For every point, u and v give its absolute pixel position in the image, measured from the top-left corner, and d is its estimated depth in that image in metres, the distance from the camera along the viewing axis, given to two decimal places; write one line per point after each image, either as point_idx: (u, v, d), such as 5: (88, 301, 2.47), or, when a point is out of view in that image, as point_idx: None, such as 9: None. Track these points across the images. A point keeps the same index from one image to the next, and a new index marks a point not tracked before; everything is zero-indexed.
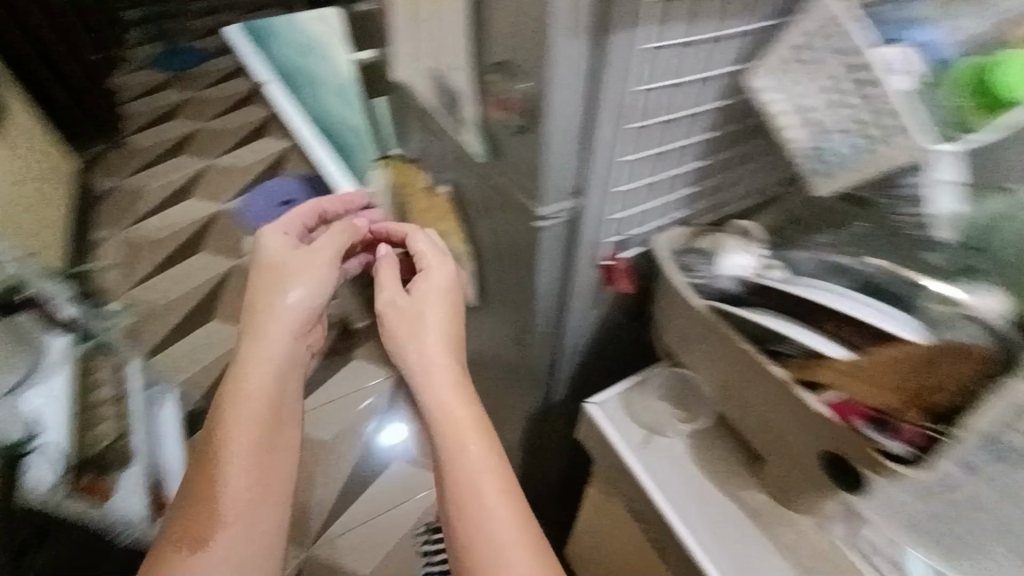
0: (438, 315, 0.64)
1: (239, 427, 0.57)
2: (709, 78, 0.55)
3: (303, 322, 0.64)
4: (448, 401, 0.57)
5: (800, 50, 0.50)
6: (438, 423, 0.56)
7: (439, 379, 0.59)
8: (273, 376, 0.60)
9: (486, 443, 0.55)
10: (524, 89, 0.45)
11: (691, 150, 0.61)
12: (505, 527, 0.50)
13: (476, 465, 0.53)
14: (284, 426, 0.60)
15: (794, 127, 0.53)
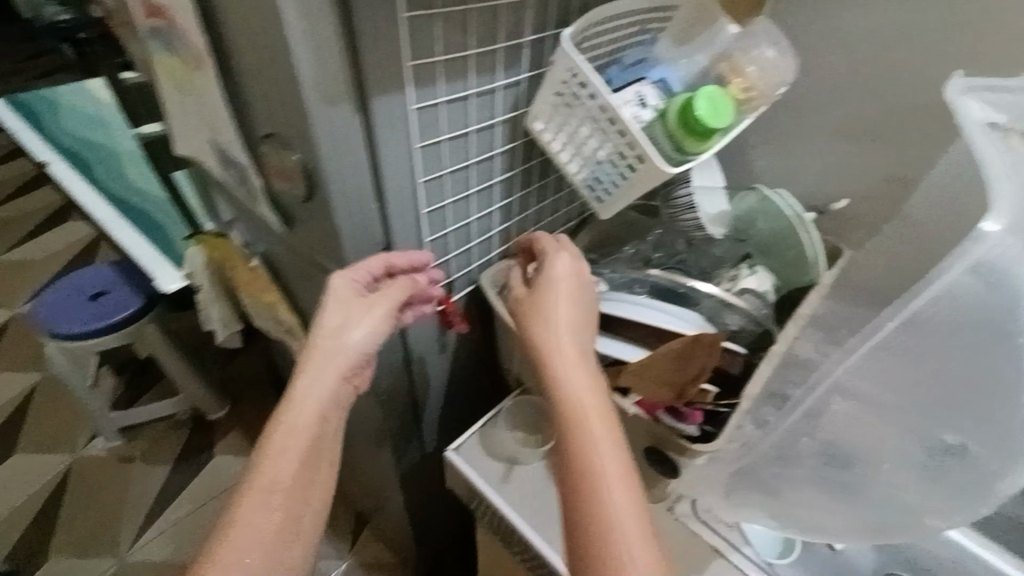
0: (569, 309, 0.49)
1: (277, 466, 0.46)
2: (496, 124, 0.56)
3: (352, 368, 0.51)
4: (579, 386, 0.45)
5: (563, 95, 0.53)
6: (564, 404, 0.44)
7: (575, 362, 0.46)
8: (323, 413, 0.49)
9: (612, 419, 0.43)
10: (297, 157, 0.46)
11: (495, 191, 0.62)
12: (622, 505, 0.38)
13: (600, 445, 0.41)
14: (313, 462, 0.48)
15: (574, 162, 0.56)
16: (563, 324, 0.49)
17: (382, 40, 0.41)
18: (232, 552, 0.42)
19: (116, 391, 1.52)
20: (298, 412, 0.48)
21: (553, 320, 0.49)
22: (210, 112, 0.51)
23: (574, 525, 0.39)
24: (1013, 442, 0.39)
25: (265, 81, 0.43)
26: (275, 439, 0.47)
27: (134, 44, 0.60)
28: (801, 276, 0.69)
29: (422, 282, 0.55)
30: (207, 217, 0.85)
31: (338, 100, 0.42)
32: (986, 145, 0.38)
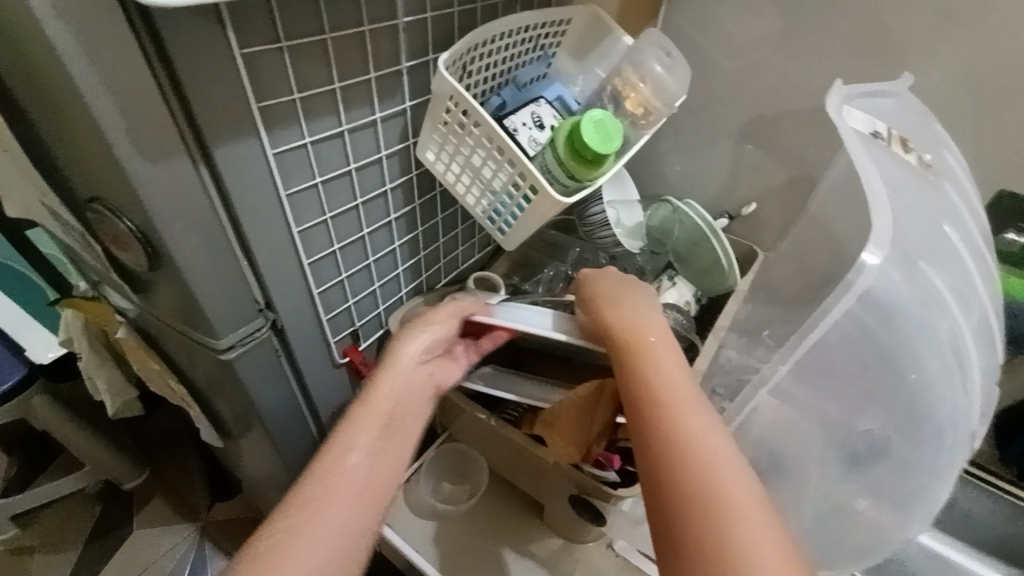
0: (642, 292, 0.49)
1: (350, 460, 0.39)
2: (384, 158, 0.51)
3: (423, 356, 0.47)
4: (640, 330, 0.43)
5: (449, 124, 0.49)
6: (624, 343, 0.42)
7: (637, 312, 0.44)
8: (404, 393, 0.44)
9: (677, 358, 0.41)
10: (133, 224, 0.39)
11: (394, 228, 0.57)
12: (701, 435, 0.36)
13: (675, 383, 0.39)
14: (401, 442, 0.42)
15: (471, 193, 0.52)
16: (614, 292, 0.47)
17: (214, 86, 0.35)
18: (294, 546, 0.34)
19: (7, 473, 1.33)
20: (374, 398, 0.42)
21: (604, 294, 0.47)
22: (29, 171, 0.43)
23: (649, 463, 0.36)
24: (932, 451, 0.39)
25: (75, 139, 0.36)
26: (345, 423, 0.41)
27: None
28: (717, 285, 0.67)
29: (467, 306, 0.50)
30: (75, 276, 0.74)
31: (167, 156, 0.36)
32: (864, 156, 0.37)
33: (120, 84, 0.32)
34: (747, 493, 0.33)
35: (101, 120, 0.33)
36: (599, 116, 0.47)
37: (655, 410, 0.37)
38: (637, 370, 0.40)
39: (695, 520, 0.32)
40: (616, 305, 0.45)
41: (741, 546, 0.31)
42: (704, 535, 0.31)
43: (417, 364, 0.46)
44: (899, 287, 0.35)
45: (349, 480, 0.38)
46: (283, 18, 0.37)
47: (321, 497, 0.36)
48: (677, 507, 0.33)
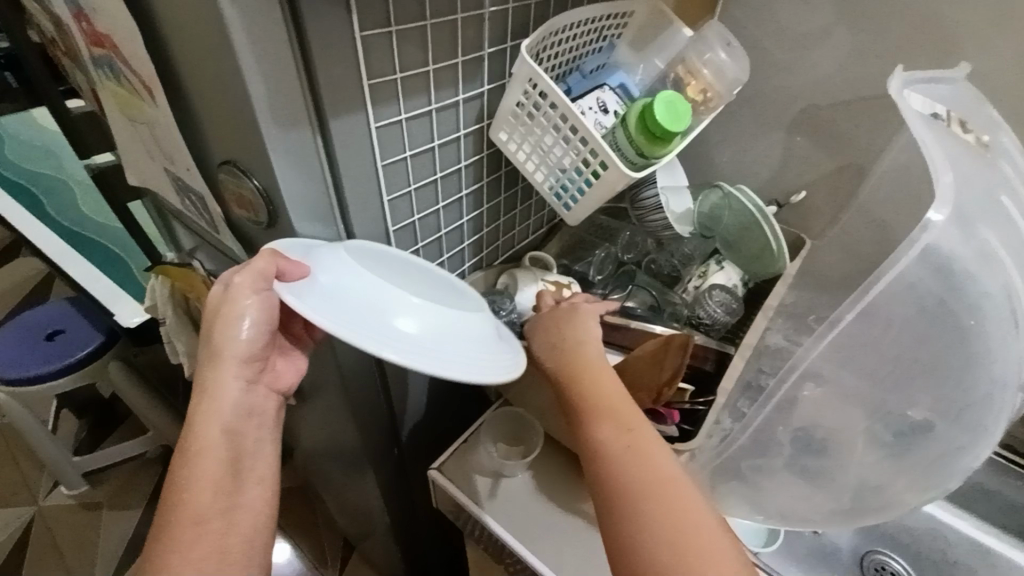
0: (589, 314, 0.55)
1: (201, 520, 0.42)
2: (461, 136, 0.56)
3: (249, 362, 0.48)
4: (575, 349, 0.51)
5: (524, 105, 0.53)
6: (566, 363, 0.50)
7: (575, 336, 0.52)
8: (234, 423, 0.47)
9: (607, 369, 0.49)
10: (257, 184, 0.46)
11: (464, 204, 0.62)
12: (623, 433, 0.43)
13: (604, 393, 0.46)
14: (246, 482, 0.45)
15: (539, 170, 0.56)
16: (555, 317, 0.56)
17: (336, 63, 0.41)
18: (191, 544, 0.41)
19: (78, 434, 1.44)
20: (203, 449, 0.45)
21: (548, 319, 0.56)
22: (165, 140, 0.50)
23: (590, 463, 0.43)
24: (986, 403, 0.41)
25: (221, 108, 0.42)
26: (180, 488, 0.43)
27: (78, 73, 0.57)
28: (766, 268, 0.69)
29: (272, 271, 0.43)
30: (169, 246, 0.82)
31: (295, 123, 0.42)
32: (928, 136, 0.40)
33: (268, 59, 0.38)
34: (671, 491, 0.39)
35: (250, 89, 0.39)
36: (667, 99, 0.50)
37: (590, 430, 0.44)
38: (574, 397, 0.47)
39: (625, 503, 0.39)
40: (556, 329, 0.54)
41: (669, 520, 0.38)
42: (635, 513, 0.38)
43: (249, 385, 0.49)
44: (962, 251, 0.38)
45: (206, 537, 0.41)
46: (394, 6, 0.42)
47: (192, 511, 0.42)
48: (618, 497, 0.40)
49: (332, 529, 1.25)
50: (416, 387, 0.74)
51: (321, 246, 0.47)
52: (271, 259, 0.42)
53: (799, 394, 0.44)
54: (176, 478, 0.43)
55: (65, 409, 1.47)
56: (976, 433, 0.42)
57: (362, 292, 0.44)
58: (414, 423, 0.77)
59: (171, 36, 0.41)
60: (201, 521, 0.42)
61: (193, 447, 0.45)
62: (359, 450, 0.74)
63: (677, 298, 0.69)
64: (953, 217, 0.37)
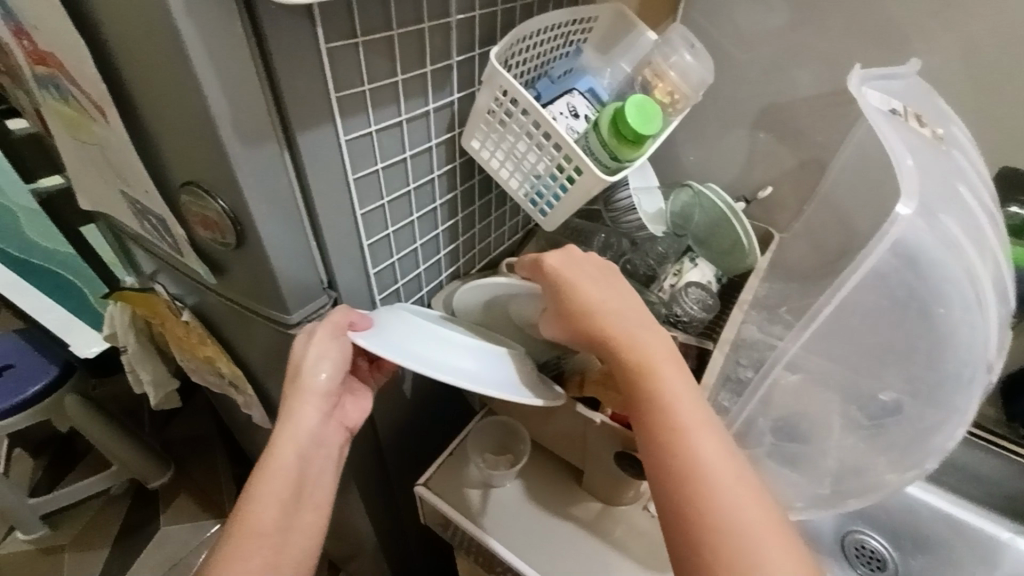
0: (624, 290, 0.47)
1: (265, 531, 0.45)
2: (433, 146, 0.55)
3: (329, 397, 0.50)
4: (638, 344, 0.43)
5: (495, 112, 0.52)
6: (632, 367, 0.43)
7: (637, 327, 0.44)
8: (305, 452, 0.49)
9: (681, 376, 0.43)
10: (224, 205, 0.44)
11: (439, 213, 0.61)
12: (695, 430, 0.40)
13: (675, 388, 0.42)
14: (303, 509, 0.48)
15: (514, 177, 0.56)
16: (592, 280, 0.47)
17: (301, 77, 0.40)
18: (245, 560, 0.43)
19: (34, 474, 1.35)
20: (274, 472, 0.46)
21: (579, 283, 0.46)
22: (120, 163, 0.48)
23: (653, 456, 0.40)
24: (953, 387, 0.42)
25: (181, 126, 0.40)
26: (252, 499, 0.46)
27: (18, 93, 0.54)
28: (737, 264, 0.71)
29: (343, 321, 0.47)
30: (127, 271, 0.78)
31: (261, 140, 0.41)
32: (889, 131, 0.42)
33: (229, 74, 0.37)
34: (754, 522, 0.37)
35: (212, 107, 0.37)
36: (638, 103, 0.51)
37: (677, 453, 0.39)
38: (654, 412, 0.41)
39: (717, 538, 0.36)
40: (596, 297, 0.45)
41: (738, 524, 0.37)
42: (718, 538, 0.36)
43: (323, 416, 0.50)
44: (929, 239, 0.39)
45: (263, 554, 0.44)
46: (360, 16, 0.41)
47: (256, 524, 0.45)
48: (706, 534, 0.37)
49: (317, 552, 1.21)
50: (401, 402, 0.72)
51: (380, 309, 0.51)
52: (347, 317, 0.47)
53: (780, 386, 0.45)
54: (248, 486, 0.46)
55: (18, 448, 1.38)
56: (947, 413, 0.43)
57: (425, 333, 0.47)
58: (399, 438, 0.76)
59: (123, 53, 0.39)
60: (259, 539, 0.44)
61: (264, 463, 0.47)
62: (343, 471, 0.72)
63: (654, 296, 0.70)
64: (917, 206, 0.38)
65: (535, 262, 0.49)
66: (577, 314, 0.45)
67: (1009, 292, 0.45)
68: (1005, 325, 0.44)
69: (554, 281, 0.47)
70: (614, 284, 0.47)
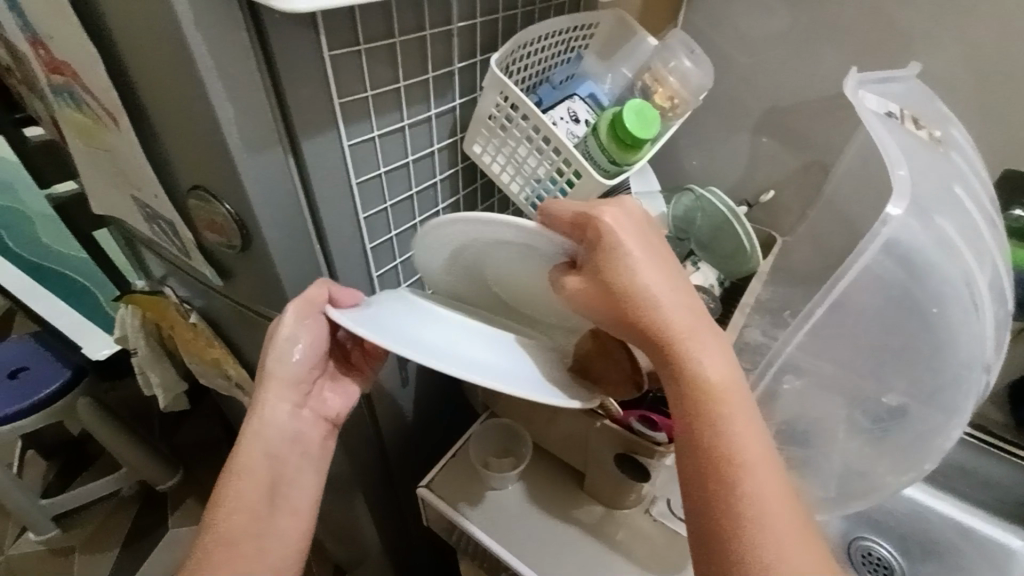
0: (680, 280, 0.41)
1: (241, 527, 0.46)
2: (435, 150, 0.55)
3: (300, 385, 0.51)
4: (695, 350, 0.38)
5: (496, 117, 0.53)
6: (690, 378, 0.38)
7: (697, 330, 0.39)
8: (277, 448, 0.50)
9: (739, 390, 0.38)
10: (231, 208, 0.45)
11: (441, 217, 0.61)
12: (742, 436, 0.37)
13: (734, 407, 0.38)
14: (281, 511, 0.48)
15: (515, 181, 0.57)
16: (645, 253, 0.40)
17: (305, 84, 0.41)
18: (223, 553, 0.44)
19: (46, 476, 1.37)
20: (248, 472, 0.48)
21: (633, 258, 0.40)
22: (131, 167, 0.49)
23: (703, 480, 0.37)
24: (951, 390, 0.42)
25: (190, 132, 0.42)
26: (225, 497, 0.47)
27: (34, 101, 0.56)
28: (741, 267, 0.70)
29: (322, 294, 0.48)
30: (138, 275, 0.79)
31: (266, 146, 0.42)
32: (884, 133, 0.42)
33: (235, 82, 0.38)
34: (806, 559, 0.34)
35: (220, 113, 0.39)
36: (637, 108, 0.52)
37: (733, 478, 0.36)
38: (710, 431, 0.37)
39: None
40: (649, 275, 0.39)
41: (781, 555, 0.34)
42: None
43: (295, 409, 0.51)
44: (923, 241, 0.39)
45: (241, 548, 0.45)
46: (363, 24, 0.42)
47: (230, 519, 0.46)
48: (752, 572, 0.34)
49: (323, 555, 1.21)
50: (405, 404, 0.73)
51: (382, 298, 0.47)
52: (326, 290, 0.48)
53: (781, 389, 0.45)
54: (221, 484, 0.48)
55: (31, 450, 1.40)
56: (945, 416, 0.43)
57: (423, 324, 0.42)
58: (403, 440, 0.77)
59: (135, 62, 0.40)
60: (232, 544, 0.45)
61: (237, 462, 0.48)
62: (348, 472, 0.73)
63: None
64: (910, 207, 0.38)
65: (579, 226, 0.42)
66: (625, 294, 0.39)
67: (1007, 292, 0.45)
68: (1003, 326, 0.44)
69: (604, 258, 0.40)
70: (671, 271, 0.41)
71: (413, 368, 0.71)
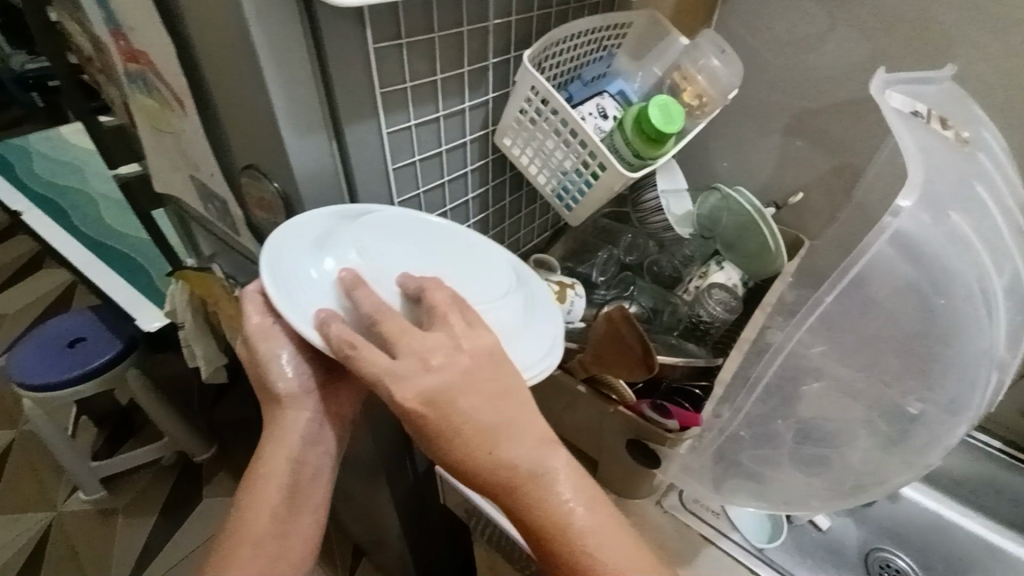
0: (512, 415, 0.40)
1: (257, 540, 0.47)
2: (467, 142, 0.58)
3: (306, 401, 0.53)
4: (544, 498, 0.39)
5: (526, 112, 0.55)
6: (546, 531, 0.39)
7: (542, 478, 0.39)
8: (299, 455, 0.52)
9: (603, 527, 0.39)
10: (279, 187, 0.49)
11: (470, 206, 0.64)
12: (623, 563, 0.38)
13: (599, 544, 0.38)
14: (303, 513, 0.51)
15: (542, 173, 0.59)
16: (464, 400, 0.40)
17: (350, 72, 0.44)
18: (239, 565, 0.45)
19: (95, 441, 1.47)
20: (271, 475, 0.50)
21: (451, 410, 0.39)
22: (191, 149, 0.54)
23: None
24: (959, 388, 0.44)
25: (245, 115, 0.46)
26: (248, 504, 0.49)
27: (111, 88, 0.62)
28: (766, 266, 0.70)
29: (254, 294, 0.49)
30: (190, 253, 0.86)
31: (312, 129, 0.46)
32: (907, 132, 0.42)
33: (288, 69, 0.42)
34: None
35: (273, 98, 0.43)
36: (664, 104, 0.53)
37: None
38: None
39: None
40: (475, 428, 0.39)
41: None
42: None
43: (315, 416, 0.53)
44: (935, 239, 0.40)
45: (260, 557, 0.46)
46: (405, 19, 0.45)
47: (245, 531, 0.47)
48: None
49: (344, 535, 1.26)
50: None
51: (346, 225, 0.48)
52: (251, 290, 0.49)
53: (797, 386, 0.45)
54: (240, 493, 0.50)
55: (83, 417, 1.50)
56: (951, 414, 0.45)
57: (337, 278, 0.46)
58: None
59: (203, 52, 0.44)
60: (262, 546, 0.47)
61: (259, 472, 0.50)
62: (372, 447, 0.76)
63: (679, 298, 0.72)
64: (926, 204, 0.39)
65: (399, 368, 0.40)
66: (462, 462, 0.39)
67: None
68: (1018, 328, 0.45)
69: (426, 414, 0.39)
70: (506, 411, 0.41)
71: None
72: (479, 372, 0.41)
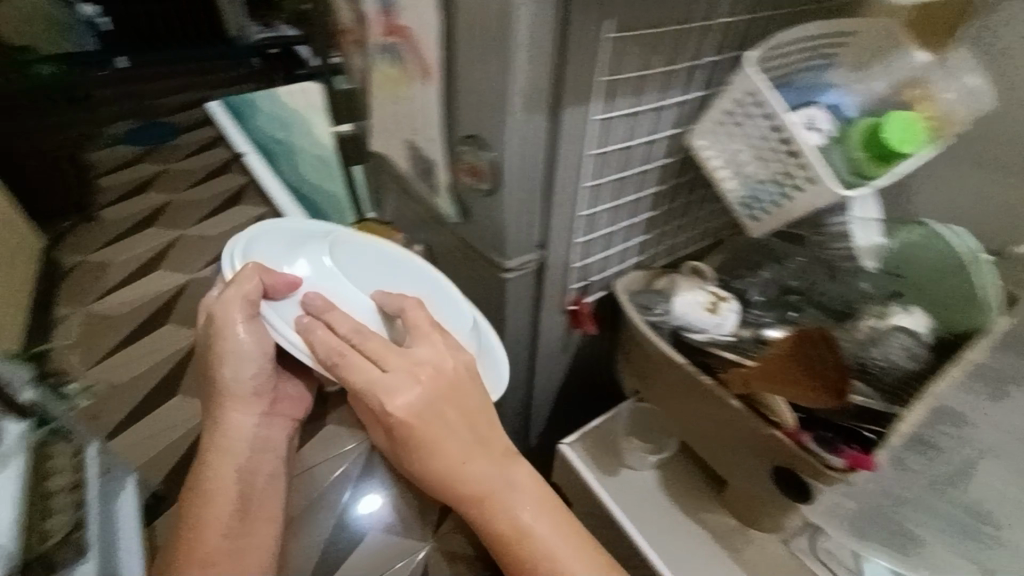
0: (472, 435, 0.55)
1: (207, 548, 0.56)
2: (660, 138, 0.60)
3: (259, 399, 0.63)
4: (498, 504, 0.54)
5: (731, 114, 0.55)
6: (507, 533, 0.54)
7: (507, 489, 0.55)
8: (245, 455, 0.61)
9: (547, 536, 0.54)
10: (491, 157, 0.55)
11: (644, 202, 0.66)
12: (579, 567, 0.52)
13: (551, 544, 0.53)
14: (255, 522, 0.59)
15: (731, 179, 0.58)
16: (443, 420, 0.54)
17: (586, 57, 0.47)
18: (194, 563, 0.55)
19: None
20: (220, 484, 0.59)
21: (430, 426, 0.53)
22: (418, 115, 0.61)
23: None
24: None
25: (481, 89, 0.51)
26: (202, 509, 0.58)
27: (356, 57, 0.72)
28: (966, 318, 0.59)
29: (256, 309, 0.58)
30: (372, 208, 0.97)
31: (536, 108, 0.50)
32: None
33: (534, 50, 0.46)
34: None
35: (515, 74, 0.47)
36: (898, 120, 0.50)
37: None
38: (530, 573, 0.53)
39: None
40: (452, 446, 0.53)
41: None
42: None
43: (261, 415, 0.63)
44: None
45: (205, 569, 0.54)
46: (646, 10, 0.47)
47: (198, 535, 0.56)
48: None
49: None
50: (561, 368, 0.79)
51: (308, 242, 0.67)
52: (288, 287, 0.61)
53: None
54: (193, 495, 0.59)
55: None
56: None
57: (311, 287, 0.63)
58: (550, 400, 0.84)
59: (458, 29, 0.51)
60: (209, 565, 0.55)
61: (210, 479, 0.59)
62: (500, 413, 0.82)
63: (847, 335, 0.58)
64: None
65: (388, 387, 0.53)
66: (433, 467, 0.54)
67: None
68: None
69: (407, 424, 0.53)
70: (469, 432, 0.55)
71: (577, 338, 0.77)
72: (445, 394, 0.54)
